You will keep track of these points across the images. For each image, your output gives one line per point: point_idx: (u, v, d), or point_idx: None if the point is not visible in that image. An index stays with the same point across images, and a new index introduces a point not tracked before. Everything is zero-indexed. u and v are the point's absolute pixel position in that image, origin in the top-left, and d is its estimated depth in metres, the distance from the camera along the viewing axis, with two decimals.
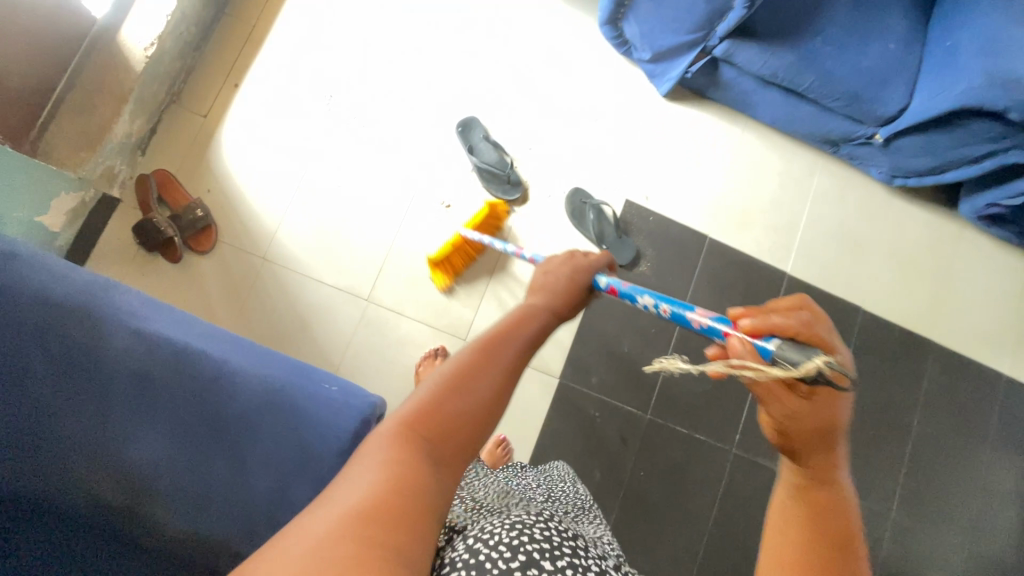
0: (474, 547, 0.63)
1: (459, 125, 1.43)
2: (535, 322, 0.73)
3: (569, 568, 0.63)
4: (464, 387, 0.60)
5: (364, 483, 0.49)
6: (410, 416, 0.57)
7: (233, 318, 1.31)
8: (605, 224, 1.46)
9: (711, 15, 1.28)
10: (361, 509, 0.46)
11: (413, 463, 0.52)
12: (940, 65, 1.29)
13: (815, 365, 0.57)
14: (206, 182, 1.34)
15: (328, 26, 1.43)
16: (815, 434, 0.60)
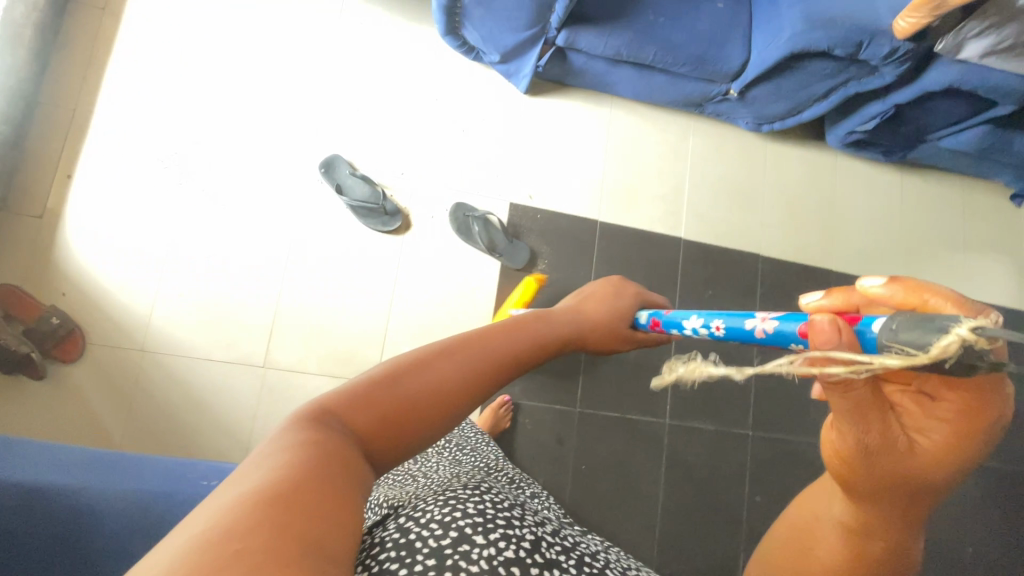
0: (402, 525, 0.58)
1: (321, 166, 1.38)
2: (528, 327, 0.63)
3: (504, 542, 0.57)
4: (413, 381, 0.49)
5: (272, 450, 0.39)
6: (339, 398, 0.46)
7: (122, 419, 1.23)
8: (495, 233, 1.45)
9: (540, 9, 1.26)
10: (271, 483, 0.34)
11: (335, 440, 0.41)
12: (768, 15, 1.32)
13: (955, 343, 0.33)
14: (59, 285, 1.25)
15: (157, 93, 1.34)
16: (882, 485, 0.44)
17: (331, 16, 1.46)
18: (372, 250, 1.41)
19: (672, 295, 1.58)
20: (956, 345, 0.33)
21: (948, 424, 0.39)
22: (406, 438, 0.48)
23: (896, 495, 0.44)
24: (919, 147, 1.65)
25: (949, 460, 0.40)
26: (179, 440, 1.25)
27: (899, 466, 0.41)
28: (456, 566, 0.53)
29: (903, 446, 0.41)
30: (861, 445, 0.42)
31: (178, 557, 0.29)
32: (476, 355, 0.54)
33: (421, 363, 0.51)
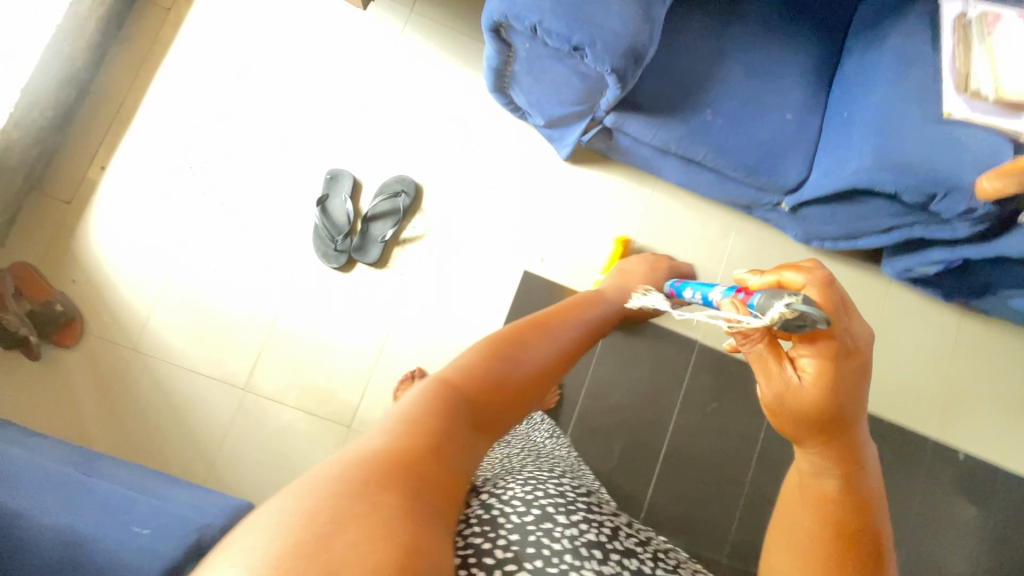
0: (487, 505, 0.63)
1: (328, 175, 1.38)
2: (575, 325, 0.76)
3: (584, 524, 0.64)
4: (497, 370, 0.59)
5: (407, 419, 0.48)
6: (448, 375, 0.56)
7: (100, 412, 1.26)
8: (377, 221, 1.37)
9: (591, 90, 1.19)
10: (400, 454, 0.43)
11: (454, 415, 0.51)
12: (837, 137, 1.21)
13: (778, 313, 0.54)
14: (71, 271, 1.29)
15: (201, 100, 1.36)
16: (811, 423, 0.55)
17: (385, 52, 1.44)
18: (372, 295, 1.39)
19: (674, 398, 1.51)
20: (785, 313, 0.53)
21: (820, 357, 0.54)
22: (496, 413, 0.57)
23: (824, 433, 0.55)
24: (983, 299, 1.48)
25: (835, 392, 0.53)
26: (150, 444, 1.27)
27: (801, 400, 0.54)
28: (538, 543, 0.59)
29: (797, 384, 0.55)
30: (773, 391, 0.56)
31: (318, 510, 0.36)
32: (537, 344, 0.66)
33: (500, 353, 0.62)
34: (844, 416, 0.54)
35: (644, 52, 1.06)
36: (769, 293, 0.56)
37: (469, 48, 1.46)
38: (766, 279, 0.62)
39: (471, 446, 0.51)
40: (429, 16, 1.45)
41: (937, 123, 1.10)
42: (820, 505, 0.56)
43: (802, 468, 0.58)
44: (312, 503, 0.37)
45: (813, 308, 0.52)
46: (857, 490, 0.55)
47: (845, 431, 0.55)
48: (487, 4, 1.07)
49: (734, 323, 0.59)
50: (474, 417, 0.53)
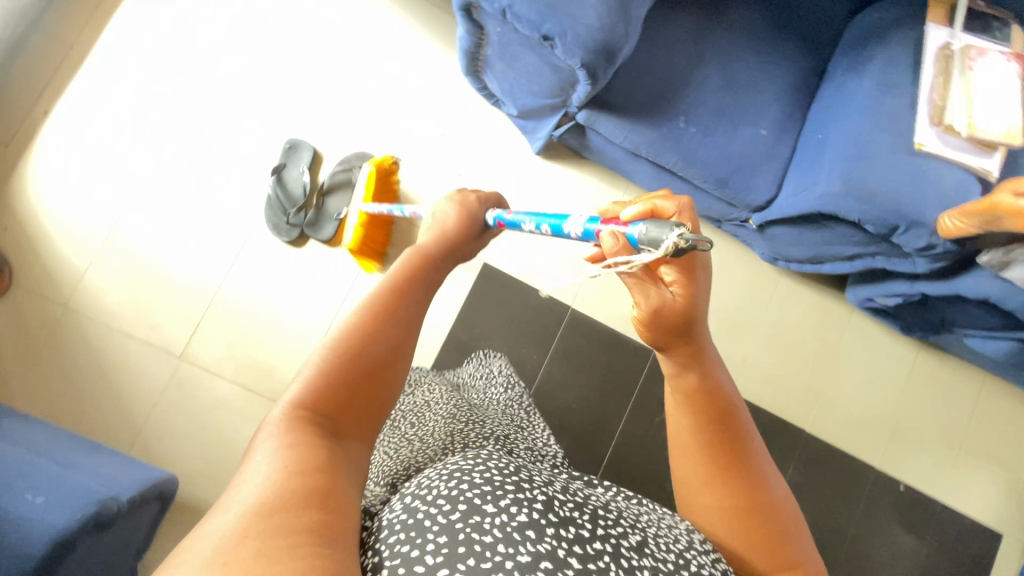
0: (410, 506, 0.55)
1: (286, 144, 1.32)
2: (430, 284, 0.65)
3: (514, 506, 0.52)
4: (355, 359, 0.54)
5: (269, 463, 0.44)
6: (298, 393, 0.50)
7: (24, 369, 1.21)
8: (333, 194, 1.32)
9: (563, 83, 1.14)
10: (274, 496, 0.41)
11: (314, 437, 0.47)
12: (809, 159, 1.18)
13: (672, 245, 0.52)
14: (4, 219, 1.22)
15: (158, 51, 1.29)
16: (674, 326, 0.66)
17: (359, 21, 1.38)
18: (323, 272, 1.34)
19: (621, 407, 1.49)
20: (675, 247, 0.52)
21: (682, 276, 0.65)
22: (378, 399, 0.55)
23: (683, 336, 0.67)
24: (941, 334, 1.47)
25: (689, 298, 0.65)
26: (75, 406, 1.23)
27: (658, 303, 0.65)
28: (469, 540, 0.50)
29: (669, 297, 0.65)
30: (652, 305, 0.64)
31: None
32: (399, 320, 0.58)
33: (352, 341, 0.54)
34: (694, 318, 0.66)
35: (618, 49, 1.03)
36: (648, 223, 0.54)
37: (448, 27, 1.40)
38: (639, 208, 0.64)
39: (349, 456, 0.50)
40: None
41: (908, 154, 1.08)
42: (689, 400, 0.67)
43: (666, 370, 0.70)
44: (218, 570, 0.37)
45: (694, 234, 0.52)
46: (710, 381, 0.67)
47: (695, 334, 0.67)
48: None
49: (631, 262, 0.58)
50: (341, 425, 0.51)
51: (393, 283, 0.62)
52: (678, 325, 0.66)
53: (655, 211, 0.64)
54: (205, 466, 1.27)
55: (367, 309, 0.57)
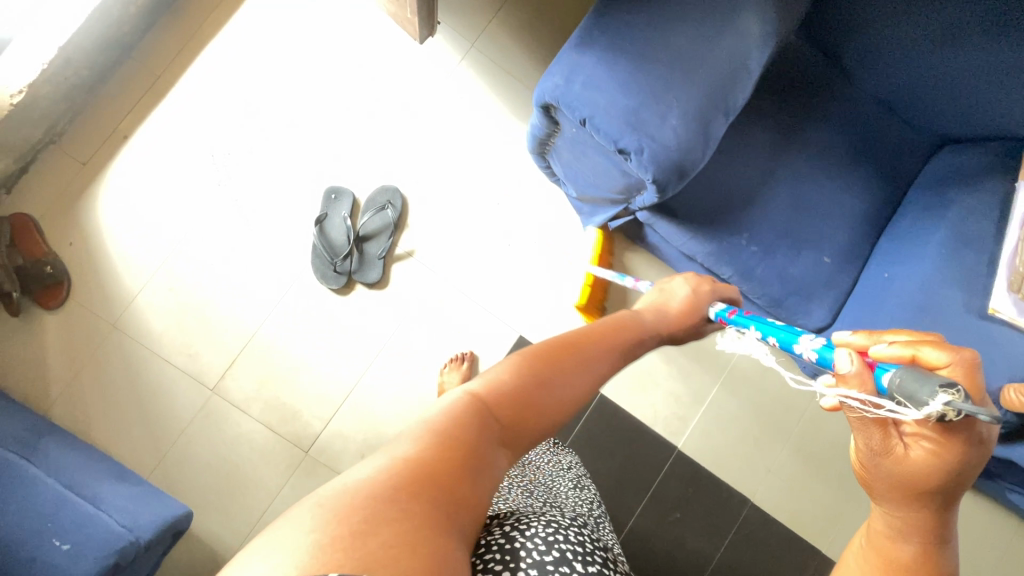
0: (508, 535, 0.64)
1: (329, 190, 1.34)
2: (613, 354, 0.69)
3: (601, 574, 0.63)
4: (532, 389, 0.58)
5: (441, 432, 0.50)
6: (483, 389, 0.56)
7: (66, 380, 1.26)
8: (370, 240, 1.34)
9: (628, 186, 1.12)
10: (426, 463, 0.46)
11: (479, 428, 0.52)
12: (871, 296, 1.16)
13: (935, 410, 0.44)
14: (69, 234, 1.28)
15: (237, 90, 1.34)
16: (908, 491, 0.56)
17: (434, 82, 1.39)
18: (361, 324, 1.35)
19: (636, 499, 1.46)
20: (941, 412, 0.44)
21: (936, 449, 0.52)
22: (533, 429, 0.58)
23: (927, 501, 0.56)
24: (986, 485, 1.39)
25: (946, 470, 0.53)
26: (106, 423, 1.27)
27: (903, 472, 0.55)
28: None
29: (905, 455, 0.55)
30: (879, 462, 0.56)
31: (340, 521, 0.39)
32: (580, 366, 0.63)
33: (535, 373, 0.59)
34: (951, 487, 0.55)
35: (691, 168, 1.01)
36: (908, 371, 0.47)
37: (517, 98, 1.40)
38: (897, 349, 0.54)
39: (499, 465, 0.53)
40: (486, 56, 1.40)
41: (980, 317, 1.03)
42: (891, 567, 0.58)
43: (877, 529, 0.61)
44: (359, 487, 0.42)
45: (980, 408, 0.42)
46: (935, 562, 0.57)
47: (941, 499, 0.56)
48: (541, 82, 1.03)
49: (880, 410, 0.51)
50: (503, 437, 0.54)
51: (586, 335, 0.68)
52: (921, 486, 0.55)
53: (919, 360, 0.53)
54: (219, 499, 1.29)
55: (558, 343, 0.64)
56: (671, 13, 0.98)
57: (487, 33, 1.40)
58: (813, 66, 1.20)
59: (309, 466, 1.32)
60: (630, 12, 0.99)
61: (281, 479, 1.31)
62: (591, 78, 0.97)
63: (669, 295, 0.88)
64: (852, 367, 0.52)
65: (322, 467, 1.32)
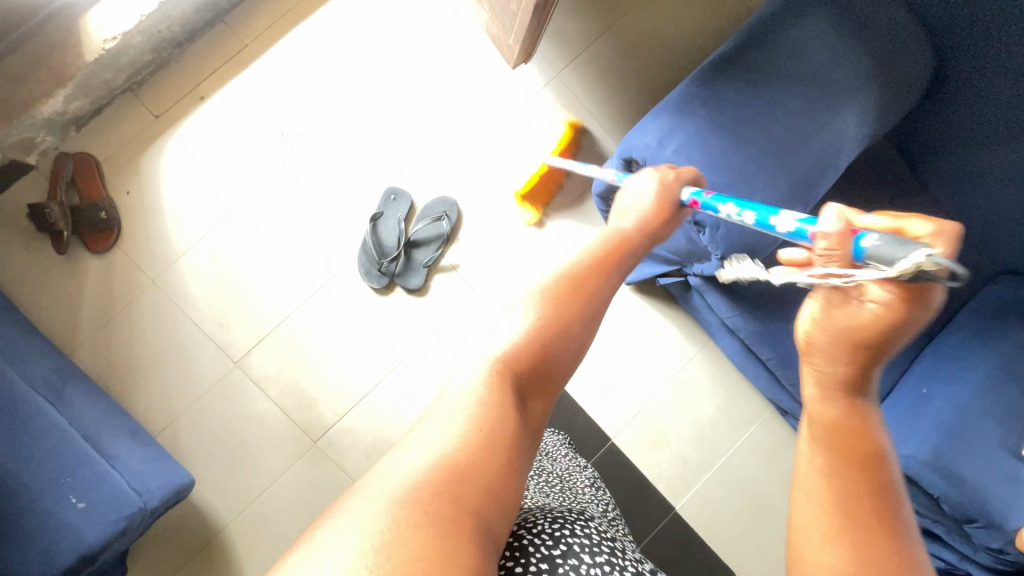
0: (516, 532, 0.66)
1: (388, 190, 1.34)
2: (603, 279, 0.67)
3: (608, 565, 0.64)
4: (555, 343, 0.62)
5: (475, 418, 0.53)
6: (505, 354, 0.59)
7: (96, 324, 1.27)
8: (420, 248, 1.34)
9: (690, 251, 1.12)
10: (459, 458, 0.50)
11: (505, 398, 0.56)
12: (905, 411, 1.15)
13: (912, 266, 0.47)
14: (128, 183, 1.28)
15: (320, 73, 1.34)
16: (857, 348, 0.55)
17: (513, 104, 1.39)
18: (392, 327, 1.35)
19: None
20: (912, 269, 0.47)
21: (891, 304, 0.51)
22: (552, 381, 0.62)
23: (862, 353, 0.55)
24: None
25: (897, 320, 0.52)
26: (126, 373, 1.27)
27: (855, 325, 0.54)
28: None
29: (862, 313, 0.53)
30: (838, 319, 0.55)
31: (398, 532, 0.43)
32: (587, 311, 0.64)
33: (556, 325, 0.62)
34: (886, 348, 0.55)
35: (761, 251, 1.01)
36: (882, 236, 0.49)
37: (591, 136, 1.40)
38: (884, 221, 0.52)
39: (531, 418, 0.59)
40: (568, 89, 1.40)
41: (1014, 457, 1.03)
42: (828, 430, 0.57)
43: (826, 386, 0.59)
44: (405, 498, 0.45)
45: (953, 264, 0.45)
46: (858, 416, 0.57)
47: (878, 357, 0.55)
48: (630, 137, 1.03)
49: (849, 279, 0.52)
50: (528, 390, 0.59)
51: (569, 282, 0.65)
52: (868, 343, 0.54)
53: (903, 232, 0.51)
54: (221, 469, 1.30)
55: (569, 286, 0.64)
56: (772, 97, 0.99)
57: (573, 67, 1.41)
58: (892, 170, 1.20)
59: (314, 456, 1.32)
60: (734, 89, 1.00)
61: (285, 463, 1.31)
62: (684, 145, 0.98)
63: (637, 195, 0.77)
64: (838, 226, 0.51)
65: (327, 460, 1.32)
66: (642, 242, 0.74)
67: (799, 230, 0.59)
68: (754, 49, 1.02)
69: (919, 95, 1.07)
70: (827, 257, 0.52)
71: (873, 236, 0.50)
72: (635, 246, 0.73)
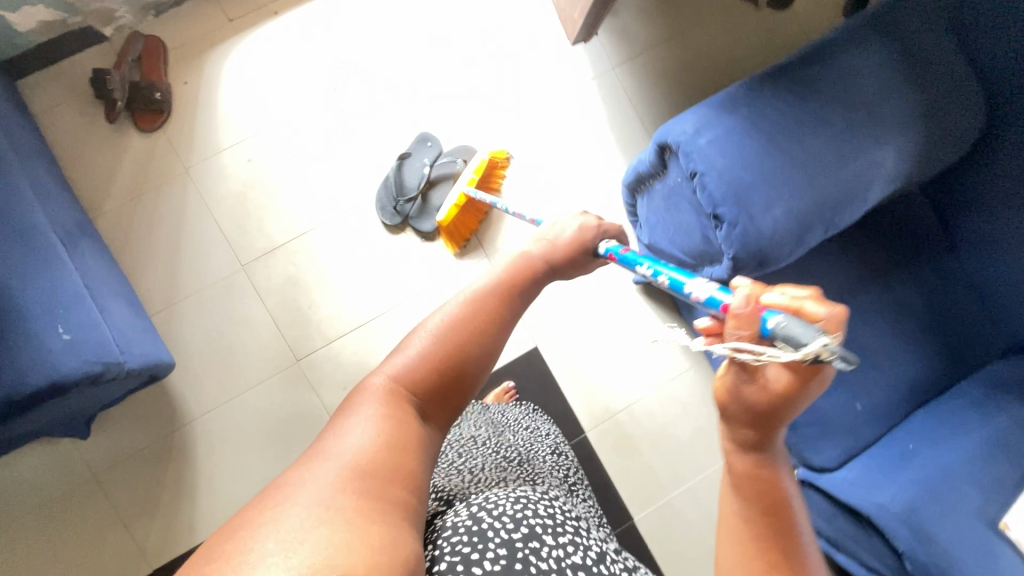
0: (474, 514, 0.64)
1: (419, 134, 1.37)
2: (511, 295, 0.70)
3: (570, 546, 0.64)
4: (454, 358, 0.63)
5: (377, 434, 0.55)
6: (400, 370, 0.61)
7: (124, 197, 1.31)
8: (436, 189, 1.35)
9: (704, 251, 1.11)
10: (363, 461, 0.52)
11: (403, 414, 0.58)
12: (888, 462, 1.12)
13: (812, 354, 0.45)
14: (188, 74, 1.34)
15: (390, 16, 1.40)
16: (754, 413, 0.52)
17: (565, 87, 1.43)
18: (399, 268, 1.37)
19: None
20: (816, 355, 0.45)
21: (788, 377, 0.49)
22: (460, 390, 0.64)
23: (760, 423, 0.52)
24: None
25: (793, 393, 0.50)
26: (138, 250, 1.31)
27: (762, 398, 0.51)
28: (526, 559, 0.60)
29: (763, 384, 0.50)
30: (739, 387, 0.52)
31: (302, 526, 0.45)
32: (488, 333, 0.66)
33: (444, 347, 0.63)
34: (779, 417, 0.51)
35: (773, 261, 1.00)
36: (786, 316, 0.47)
37: (633, 133, 1.43)
38: (785, 298, 0.49)
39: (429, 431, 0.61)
40: (620, 84, 1.43)
41: (990, 527, 0.99)
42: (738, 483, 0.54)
43: (734, 444, 0.55)
44: (315, 498, 0.48)
45: (841, 350, 0.45)
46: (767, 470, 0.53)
47: (777, 421, 0.52)
48: (669, 123, 1.05)
49: (759, 356, 0.48)
50: (429, 404, 0.61)
51: (487, 287, 0.69)
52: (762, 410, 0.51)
53: (803, 312, 0.48)
54: (203, 364, 1.33)
55: (465, 307, 0.66)
56: (812, 114, 1.00)
57: (631, 63, 1.44)
58: (920, 222, 1.20)
59: (294, 374, 1.33)
60: (779, 99, 1.01)
61: (264, 374, 1.33)
62: (718, 138, 0.99)
63: (558, 230, 0.83)
64: (744, 303, 0.50)
65: (305, 381, 1.33)
66: (547, 270, 0.77)
67: (715, 298, 0.61)
68: (806, 66, 1.03)
69: (962, 149, 1.07)
70: (735, 329, 0.50)
71: (782, 317, 0.47)
72: (542, 268, 0.76)
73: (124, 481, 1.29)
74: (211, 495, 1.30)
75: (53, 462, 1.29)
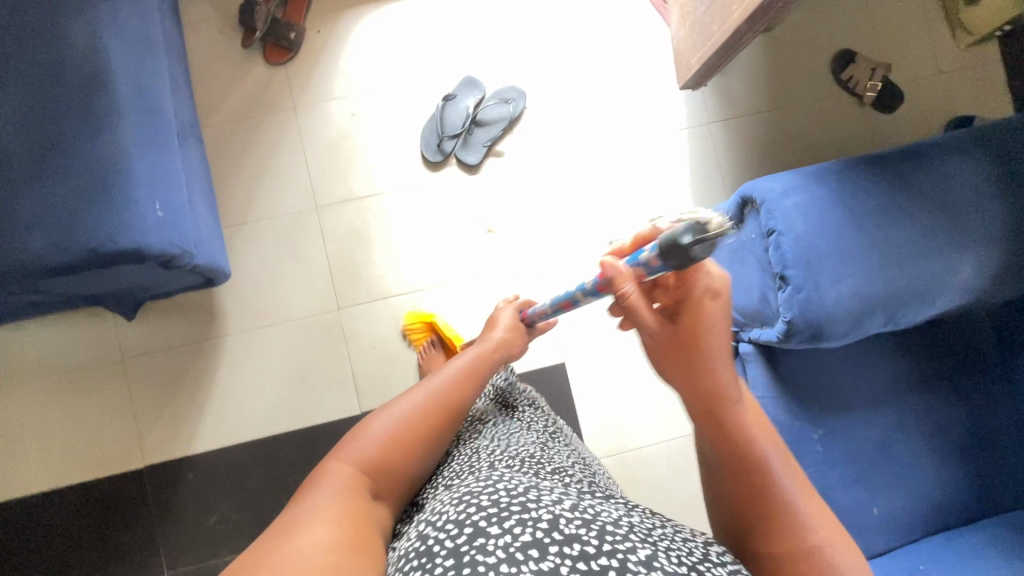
0: (422, 532, 0.59)
1: (467, 78, 1.45)
2: (466, 380, 0.79)
3: (516, 527, 0.55)
4: (405, 444, 0.69)
5: (331, 516, 0.57)
6: (361, 458, 0.66)
7: (233, 116, 1.41)
8: (483, 127, 1.42)
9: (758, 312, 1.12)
10: (329, 538, 0.54)
11: (357, 497, 0.62)
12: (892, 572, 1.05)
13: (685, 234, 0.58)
14: (323, 26, 1.45)
15: (518, 23, 1.49)
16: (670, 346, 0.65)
17: (658, 128, 1.48)
18: (457, 249, 1.41)
19: None
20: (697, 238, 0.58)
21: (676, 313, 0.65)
22: (412, 465, 0.69)
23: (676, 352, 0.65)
24: None
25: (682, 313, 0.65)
26: (230, 165, 1.40)
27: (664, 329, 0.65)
28: (473, 561, 0.52)
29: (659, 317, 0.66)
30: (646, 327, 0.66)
31: None
32: (438, 415, 0.73)
33: (401, 433, 0.69)
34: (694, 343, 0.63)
35: (827, 337, 1.00)
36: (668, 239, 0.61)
37: (712, 187, 1.47)
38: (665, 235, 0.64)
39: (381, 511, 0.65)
40: (712, 139, 1.48)
41: None
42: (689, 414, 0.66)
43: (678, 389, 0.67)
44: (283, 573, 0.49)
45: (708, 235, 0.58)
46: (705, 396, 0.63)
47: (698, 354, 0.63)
48: (756, 179, 1.07)
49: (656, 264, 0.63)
50: (381, 486, 0.66)
51: (434, 382, 0.76)
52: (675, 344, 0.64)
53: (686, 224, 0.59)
54: (252, 285, 1.38)
55: (418, 397, 0.73)
56: (898, 208, 1.02)
57: (727, 124, 1.49)
58: (976, 346, 1.19)
59: (331, 319, 1.37)
60: (870, 184, 1.04)
61: (303, 310, 1.37)
62: (802, 204, 1.01)
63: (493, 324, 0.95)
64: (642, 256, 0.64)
65: (339, 328, 1.37)
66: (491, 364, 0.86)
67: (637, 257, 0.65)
68: (902, 162, 1.05)
69: None
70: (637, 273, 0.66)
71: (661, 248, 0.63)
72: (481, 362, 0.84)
73: (146, 373, 1.34)
74: (222, 410, 1.33)
75: (88, 334, 1.34)
